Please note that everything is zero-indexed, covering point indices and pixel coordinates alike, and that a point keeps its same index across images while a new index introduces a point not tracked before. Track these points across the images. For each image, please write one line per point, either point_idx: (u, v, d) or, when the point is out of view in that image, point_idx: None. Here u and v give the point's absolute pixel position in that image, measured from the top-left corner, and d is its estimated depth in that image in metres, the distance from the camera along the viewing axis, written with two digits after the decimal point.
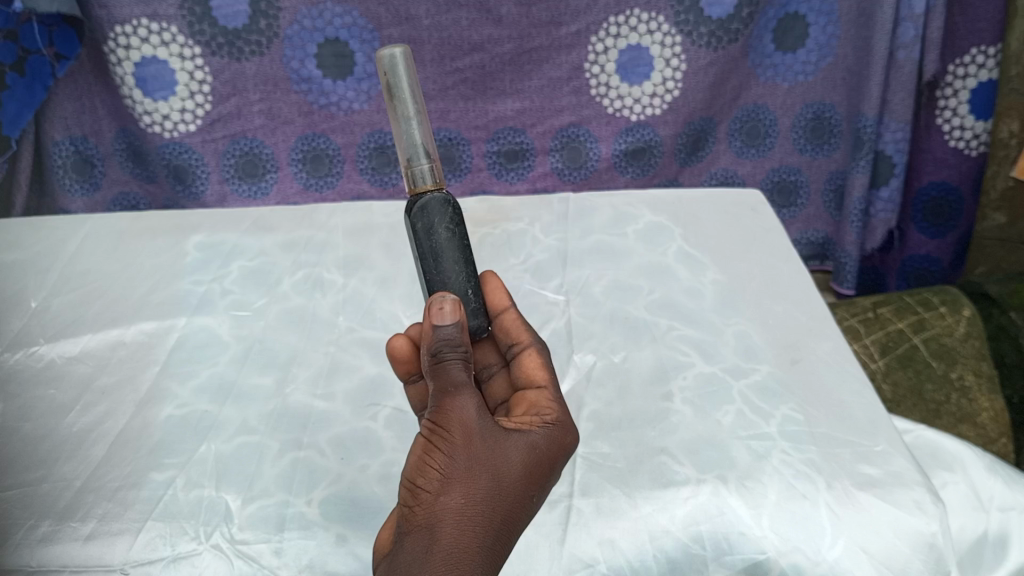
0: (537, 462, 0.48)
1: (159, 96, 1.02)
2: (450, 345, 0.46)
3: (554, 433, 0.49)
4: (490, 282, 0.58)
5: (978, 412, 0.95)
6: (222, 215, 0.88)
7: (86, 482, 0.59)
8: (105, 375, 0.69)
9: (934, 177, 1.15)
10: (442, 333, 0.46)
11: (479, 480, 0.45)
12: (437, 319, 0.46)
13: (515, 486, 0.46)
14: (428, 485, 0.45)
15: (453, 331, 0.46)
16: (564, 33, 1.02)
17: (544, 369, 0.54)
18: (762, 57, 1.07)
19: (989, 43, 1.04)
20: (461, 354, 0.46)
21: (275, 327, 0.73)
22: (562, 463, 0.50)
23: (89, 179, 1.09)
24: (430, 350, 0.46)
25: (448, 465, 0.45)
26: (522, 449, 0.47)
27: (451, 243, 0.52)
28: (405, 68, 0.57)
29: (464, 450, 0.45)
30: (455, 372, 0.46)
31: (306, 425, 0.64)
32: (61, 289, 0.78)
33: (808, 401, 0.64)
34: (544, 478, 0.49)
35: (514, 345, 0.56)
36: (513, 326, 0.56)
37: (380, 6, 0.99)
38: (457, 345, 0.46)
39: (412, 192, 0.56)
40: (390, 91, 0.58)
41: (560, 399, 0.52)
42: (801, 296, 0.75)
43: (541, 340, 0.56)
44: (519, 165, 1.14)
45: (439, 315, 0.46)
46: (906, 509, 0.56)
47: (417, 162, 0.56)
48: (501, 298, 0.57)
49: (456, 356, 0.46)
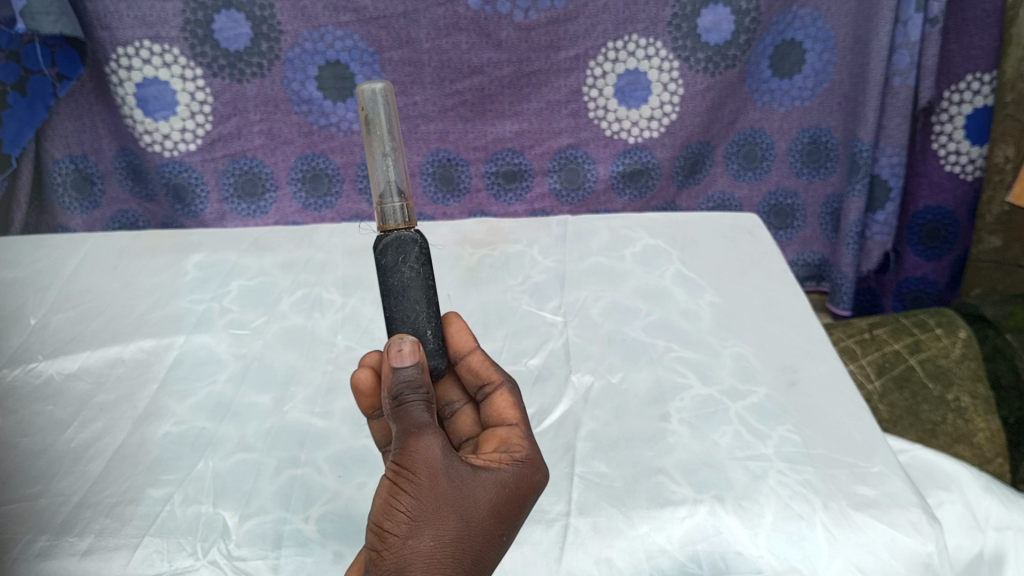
0: (506, 502, 0.47)
1: (160, 116, 1.03)
2: (410, 385, 0.46)
3: (523, 470, 0.49)
4: (454, 323, 0.57)
5: (975, 432, 0.95)
6: (222, 234, 0.88)
7: (84, 497, 0.59)
8: (103, 392, 0.69)
9: (930, 201, 1.16)
10: (401, 375, 0.46)
11: (448, 522, 0.44)
12: (397, 361, 0.46)
13: (484, 527, 0.45)
14: (396, 530, 0.44)
15: (413, 371, 0.46)
16: (563, 57, 1.04)
17: (514, 408, 0.53)
18: (759, 83, 1.08)
19: (983, 70, 1.05)
20: (422, 394, 0.47)
21: (274, 346, 0.74)
22: (532, 502, 0.49)
23: (89, 197, 1.09)
24: (391, 393, 0.47)
25: (415, 508, 0.44)
26: (490, 488, 0.46)
27: (416, 282, 0.50)
28: (386, 101, 0.54)
29: (430, 492, 0.44)
30: (417, 414, 0.46)
31: (303, 444, 0.64)
32: (60, 306, 0.78)
33: (805, 422, 0.64)
34: (514, 518, 0.48)
35: (484, 385, 0.55)
36: (481, 367, 0.55)
37: (380, 29, 1.00)
38: (417, 385, 0.47)
39: (381, 230, 0.53)
40: (368, 123, 0.55)
41: (530, 437, 0.51)
42: (798, 318, 0.76)
43: (512, 379, 0.55)
44: (517, 186, 1.15)
45: (398, 357, 0.46)
46: (903, 529, 0.55)
47: (389, 200, 0.54)
48: (467, 338, 0.56)
49: (417, 396, 0.47)
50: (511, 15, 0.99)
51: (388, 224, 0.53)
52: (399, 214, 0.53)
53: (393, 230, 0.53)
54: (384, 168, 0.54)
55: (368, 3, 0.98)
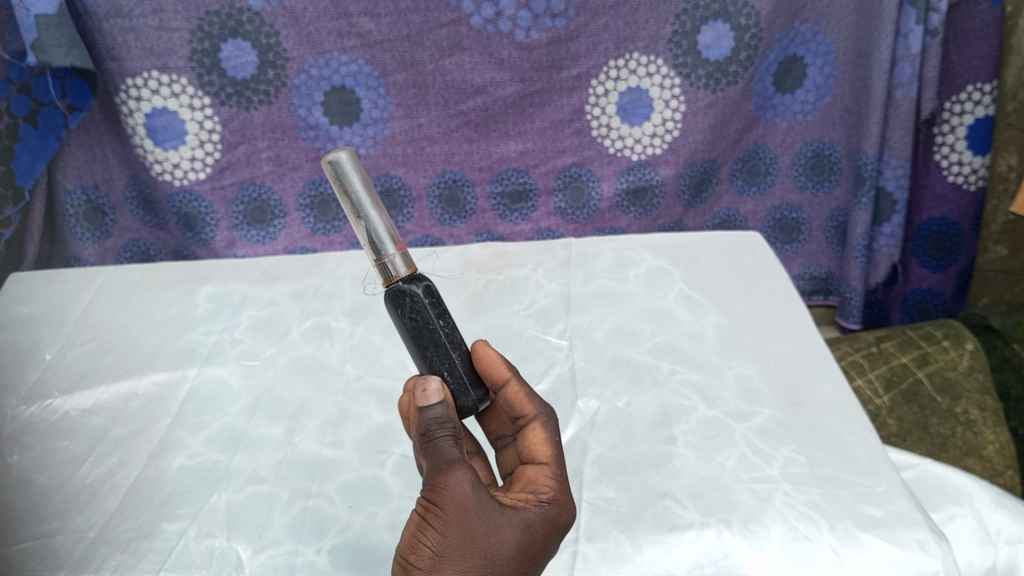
0: (532, 540, 0.48)
1: (169, 146, 1.04)
2: (439, 422, 0.49)
3: (549, 512, 0.50)
4: (478, 357, 0.54)
5: (984, 445, 0.95)
6: (232, 266, 0.90)
7: (100, 533, 0.60)
8: (118, 426, 0.70)
9: (934, 212, 1.16)
10: (429, 413, 0.49)
11: (472, 556, 0.47)
12: (423, 401, 0.49)
13: (508, 564, 0.47)
14: (421, 563, 0.47)
15: (439, 410, 0.49)
16: (565, 77, 1.05)
17: (547, 444, 0.53)
18: (764, 100, 1.10)
19: (984, 80, 1.05)
20: (449, 430, 0.49)
21: (284, 376, 0.75)
22: (559, 539, 0.51)
23: (101, 227, 1.11)
24: (420, 430, 0.49)
25: (441, 541, 0.47)
26: (517, 526, 0.48)
27: (415, 331, 0.52)
28: (352, 169, 0.57)
29: (457, 526, 0.47)
30: (446, 451, 0.48)
31: (315, 474, 0.65)
32: (74, 341, 0.80)
33: (810, 443, 0.65)
34: (539, 556, 0.49)
35: (520, 418, 0.55)
36: (517, 399, 0.54)
37: (385, 53, 1.01)
38: (444, 421, 0.49)
39: (390, 282, 0.55)
40: (347, 197, 0.57)
41: (560, 476, 0.52)
42: (802, 337, 0.77)
43: (548, 412, 0.54)
44: (523, 206, 1.16)
45: (424, 397, 0.49)
46: (909, 548, 0.56)
47: (388, 254, 0.56)
48: (501, 370, 0.54)
49: (445, 431, 0.49)
50: (512, 34, 1.00)
51: (396, 274, 0.55)
52: (400, 263, 0.55)
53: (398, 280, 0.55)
54: (375, 229, 0.56)
55: (372, 28, 0.99)
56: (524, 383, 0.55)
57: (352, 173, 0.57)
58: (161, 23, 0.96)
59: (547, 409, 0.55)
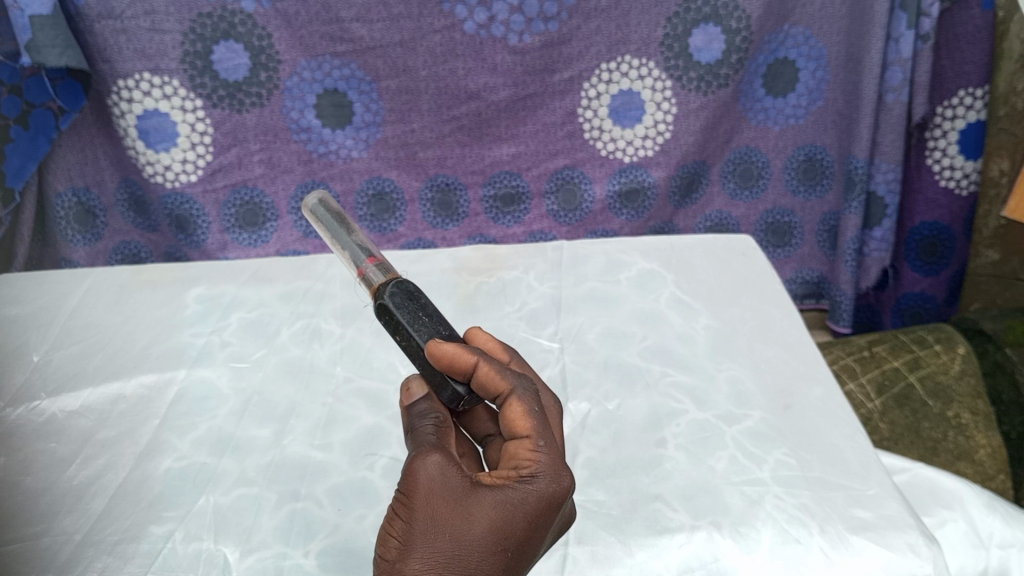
0: (507, 518, 0.46)
1: (161, 148, 1.04)
2: (422, 416, 0.52)
3: (529, 486, 0.47)
4: (435, 354, 0.50)
5: (976, 449, 0.95)
6: (222, 267, 0.89)
7: (86, 535, 0.60)
8: (105, 428, 0.70)
9: (925, 217, 1.16)
10: (415, 409, 0.53)
11: (437, 539, 0.46)
12: (408, 399, 0.53)
13: (478, 544, 0.46)
14: (391, 553, 0.47)
15: (424, 405, 0.53)
16: (557, 80, 1.05)
17: (526, 416, 0.48)
18: (753, 102, 1.10)
19: (976, 85, 1.06)
20: (430, 421, 0.52)
21: (274, 379, 0.74)
22: (547, 518, 0.47)
23: (91, 230, 1.10)
24: (409, 426, 0.52)
25: (408, 527, 0.47)
26: (489, 504, 0.47)
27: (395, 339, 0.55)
28: (337, 219, 0.69)
29: (422, 506, 0.47)
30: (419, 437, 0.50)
31: (304, 477, 0.64)
32: (63, 343, 0.79)
33: (801, 445, 0.65)
34: (522, 537, 0.47)
35: (498, 398, 0.50)
36: (488, 381, 0.50)
37: (378, 58, 1.01)
38: (426, 414, 0.52)
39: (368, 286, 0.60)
40: (335, 239, 0.67)
41: (546, 447, 0.48)
42: (792, 340, 0.77)
43: (526, 387, 0.50)
44: (516, 209, 1.15)
45: (409, 396, 0.53)
46: (901, 551, 0.56)
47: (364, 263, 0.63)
48: (465, 360, 0.50)
49: (425, 422, 0.52)
50: (505, 38, 1.00)
51: (372, 279, 0.61)
52: (375, 268, 0.62)
53: (370, 275, 0.61)
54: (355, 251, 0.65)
55: (364, 34, 0.99)
56: (494, 361, 0.51)
57: (336, 221, 0.69)
58: (153, 24, 0.96)
59: (526, 381, 0.51)
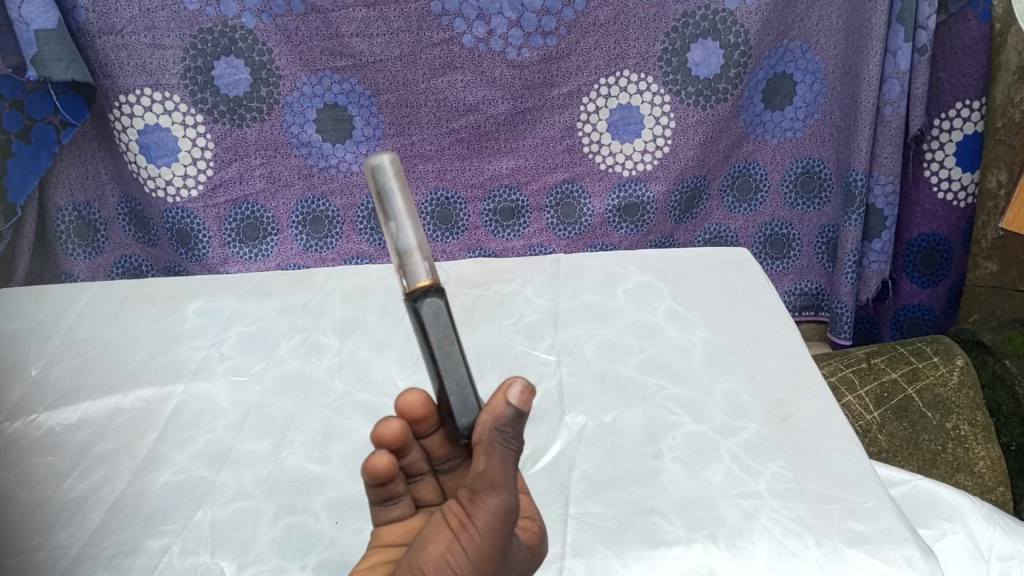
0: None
1: (162, 163, 1.04)
2: (512, 432, 0.41)
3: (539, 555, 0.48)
4: None
5: (975, 461, 0.95)
6: (221, 282, 0.90)
7: (82, 549, 0.60)
8: (103, 441, 0.70)
9: (923, 229, 1.17)
10: (506, 419, 0.41)
11: None
12: (510, 405, 0.41)
13: None
14: None
15: (518, 419, 0.41)
16: (556, 94, 1.05)
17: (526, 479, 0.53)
18: (752, 116, 1.11)
19: (973, 97, 1.07)
20: (519, 446, 0.42)
21: (272, 392, 0.75)
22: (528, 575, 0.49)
23: (92, 244, 1.11)
24: (492, 433, 0.41)
25: (461, 562, 0.42)
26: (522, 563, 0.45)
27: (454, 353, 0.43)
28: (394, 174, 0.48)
29: (486, 553, 0.42)
30: (508, 469, 0.41)
31: (301, 490, 0.64)
32: (61, 357, 0.80)
33: (797, 458, 0.65)
34: None
35: None
36: None
37: (377, 73, 1.02)
38: (518, 433, 0.41)
39: (407, 291, 0.45)
40: (381, 201, 0.48)
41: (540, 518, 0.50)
42: (789, 352, 0.77)
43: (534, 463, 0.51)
44: (515, 223, 1.15)
45: (511, 397, 0.41)
46: (896, 564, 0.55)
47: (410, 259, 0.46)
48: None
49: (513, 444, 0.41)
50: (504, 52, 1.01)
51: (414, 282, 0.45)
52: (420, 269, 0.45)
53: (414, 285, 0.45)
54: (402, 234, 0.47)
55: (364, 48, 1.00)
56: None
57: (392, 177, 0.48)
58: (154, 40, 0.98)
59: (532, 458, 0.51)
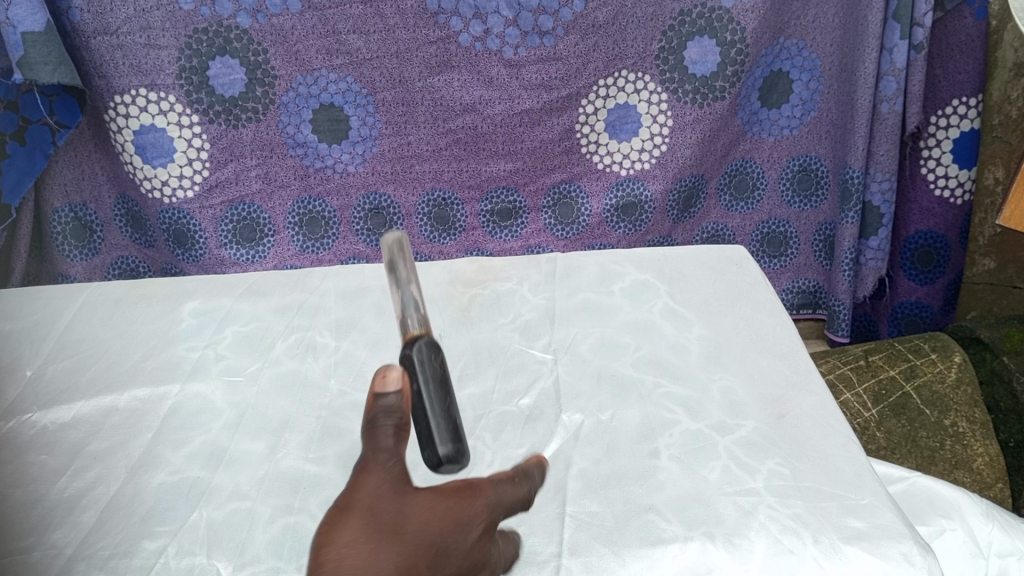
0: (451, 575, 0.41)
1: (158, 163, 1.04)
2: (387, 410, 0.42)
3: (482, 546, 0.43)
4: None
5: (973, 458, 0.95)
6: (217, 282, 0.90)
7: (77, 549, 0.60)
8: (97, 440, 0.70)
9: (921, 226, 1.16)
10: (382, 399, 0.42)
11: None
12: (380, 386, 0.43)
13: None
14: None
15: (392, 396, 0.43)
16: (555, 97, 1.05)
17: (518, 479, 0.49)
18: (749, 115, 1.10)
19: (969, 94, 1.07)
20: (397, 422, 0.42)
21: (268, 392, 0.74)
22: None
23: (89, 245, 1.11)
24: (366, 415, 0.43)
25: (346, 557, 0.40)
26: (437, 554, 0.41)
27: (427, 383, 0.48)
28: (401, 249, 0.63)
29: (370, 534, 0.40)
30: (383, 440, 0.41)
31: (297, 490, 0.64)
32: (56, 357, 0.80)
33: (795, 455, 0.65)
34: None
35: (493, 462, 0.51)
36: None
37: (374, 71, 1.02)
38: (395, 410, 0.42)
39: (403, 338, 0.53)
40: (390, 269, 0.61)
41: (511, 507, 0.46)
42: (786, 349, 0.77)
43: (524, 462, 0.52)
44: (512, 223, 1.15)
45: (382, 383, 0.43)
46: (894, 561, 0.55)
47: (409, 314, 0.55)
48: None
49: (391, 421, 0.42)
50: (500, 52, 1.01)
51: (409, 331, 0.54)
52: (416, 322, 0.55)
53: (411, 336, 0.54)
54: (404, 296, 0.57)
55: (360, 45, 1.00)
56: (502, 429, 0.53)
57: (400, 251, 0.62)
58: (149, 40, 0.97)
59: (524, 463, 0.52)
